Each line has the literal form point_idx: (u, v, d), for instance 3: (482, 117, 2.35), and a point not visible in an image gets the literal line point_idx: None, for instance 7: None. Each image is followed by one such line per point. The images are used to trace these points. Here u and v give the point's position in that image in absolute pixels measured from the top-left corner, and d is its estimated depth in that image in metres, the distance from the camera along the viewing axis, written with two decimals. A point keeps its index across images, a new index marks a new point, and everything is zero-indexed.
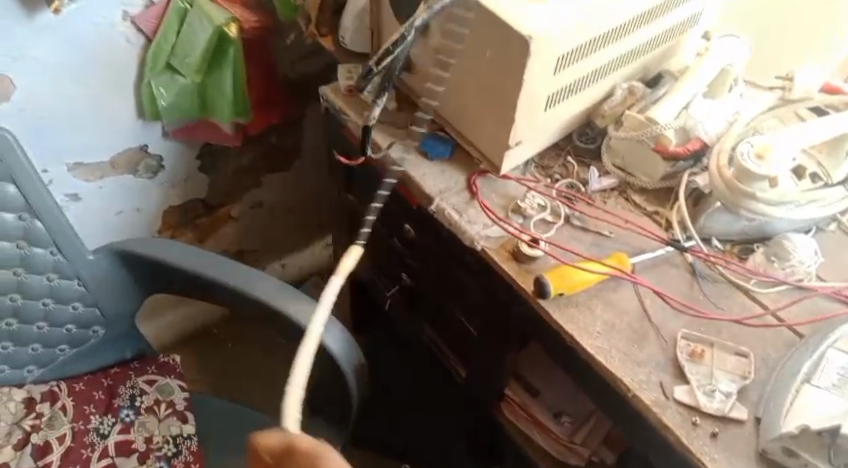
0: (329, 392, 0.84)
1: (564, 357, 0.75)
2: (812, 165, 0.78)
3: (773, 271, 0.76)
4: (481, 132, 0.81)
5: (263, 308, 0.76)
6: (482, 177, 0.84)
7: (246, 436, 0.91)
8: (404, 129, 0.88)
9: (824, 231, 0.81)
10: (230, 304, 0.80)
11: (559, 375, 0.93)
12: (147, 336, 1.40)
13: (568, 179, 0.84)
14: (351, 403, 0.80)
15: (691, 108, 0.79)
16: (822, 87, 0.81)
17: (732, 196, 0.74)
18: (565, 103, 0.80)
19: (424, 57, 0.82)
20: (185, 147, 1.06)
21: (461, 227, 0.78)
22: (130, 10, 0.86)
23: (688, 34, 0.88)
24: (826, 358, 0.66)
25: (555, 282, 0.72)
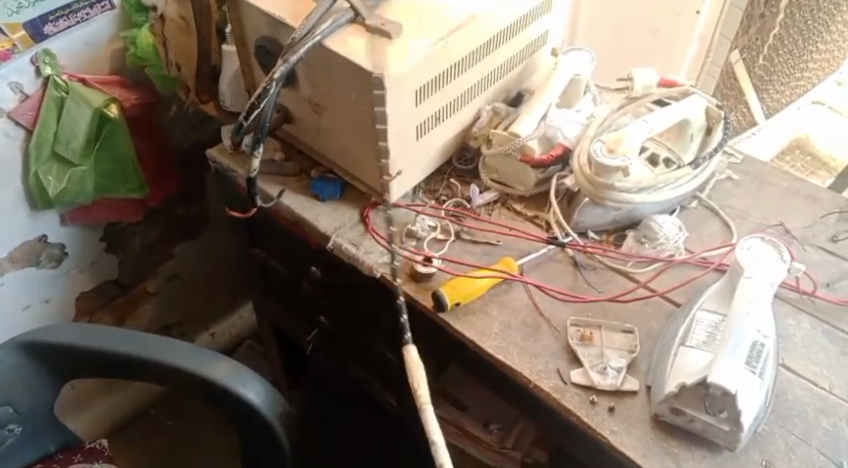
0: (258, 456, 0.84)
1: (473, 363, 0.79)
2: (663, 151, 0.86)
3: (645, 251, 0.83)
4: (362, 167, 0.88)
5: (177, 374, 0.78)
6: (374, 208, 0.90)
7: None
8: (294, 176, 0.94)
9: (687, 209, 0.89)
10: (144, 378, 0.81)
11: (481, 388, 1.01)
12: (78, 429, 1.36)
13: (454, 198, 0.92)
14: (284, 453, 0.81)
15: (548, 118, 0.89)
16: (660, 82, 0.94)
17: (596, 191, 0.81)
18: (436, 130, 0.88)
19: (300, 107, 0.88)
20: (87, 230, 1.09)
21: (359, 258, 0.84)
22: (3, 107, 0.87)
23: (539, 53, 1.00)
24: (696, 320, 0.72)
25: (450, 293, 0.77)
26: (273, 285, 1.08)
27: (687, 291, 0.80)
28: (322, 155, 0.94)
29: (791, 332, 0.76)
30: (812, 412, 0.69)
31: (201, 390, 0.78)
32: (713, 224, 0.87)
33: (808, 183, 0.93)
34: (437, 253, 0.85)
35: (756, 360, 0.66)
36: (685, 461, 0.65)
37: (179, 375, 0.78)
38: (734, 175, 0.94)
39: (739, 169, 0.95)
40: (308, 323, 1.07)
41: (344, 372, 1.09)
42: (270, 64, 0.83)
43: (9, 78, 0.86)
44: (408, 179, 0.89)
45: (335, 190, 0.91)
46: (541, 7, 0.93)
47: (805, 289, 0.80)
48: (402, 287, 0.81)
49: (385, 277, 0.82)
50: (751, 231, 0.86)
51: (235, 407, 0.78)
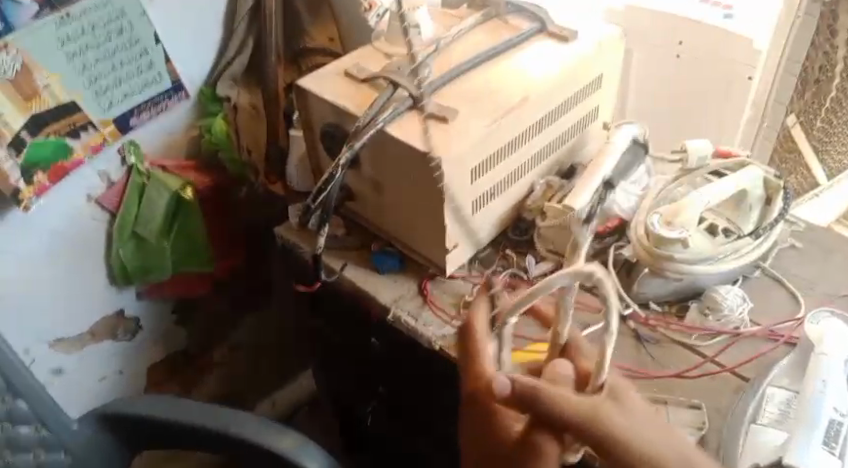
0: None
1: None
2: (722, 221, 0.86)
3: (708, 324, 0.82)
4: (423, 241, 0.90)
5: (241, 445, 0.80)
6: (431, 279, 0.93)
7: None
8: (354, 250, 0.98)
9: (750, 278, 0.88)
10: (209, 448, 0.84)
11: None
12: None
13: (510, 269, 0.94)
14: None
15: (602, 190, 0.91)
16: (714, 153, 0.95)
17: (655, 262, 0.82)
18: (490, 205, 0.91)
19: (360, 186, 0.93)
20: (160, 304, 1.15)
21: (418, 330, 0.86)
22: (92, 193, 0.96)
23: (589, 128, 1.03)
24: (766, 396, 0.72)
25: None
26: (329, 357, 1.11)
27: (757, 366, 0.77)
28: (382, 230, 0.97)
29: None
30: None
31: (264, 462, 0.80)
32: (779, 295, 0.85)
33: None
34: None
35: (836, 440, 0.62)
36: None
37: (243, 446, 0.80)
38: (798, 242, 0.92)
39: (803, 237, 0.93)
40: (367, 393, 1.09)
41: (401, 440, 1.10)
42: (334, 147, 0.88)
43: (98, 167, 0.94)
44: (465, 252, 0.92)
45: (394, 263, 0.94)
46: (589, 85, 0.96)
47: None
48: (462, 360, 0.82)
49: (444, 349, 0.83)
50: (819, 303, 0.84)
51: None
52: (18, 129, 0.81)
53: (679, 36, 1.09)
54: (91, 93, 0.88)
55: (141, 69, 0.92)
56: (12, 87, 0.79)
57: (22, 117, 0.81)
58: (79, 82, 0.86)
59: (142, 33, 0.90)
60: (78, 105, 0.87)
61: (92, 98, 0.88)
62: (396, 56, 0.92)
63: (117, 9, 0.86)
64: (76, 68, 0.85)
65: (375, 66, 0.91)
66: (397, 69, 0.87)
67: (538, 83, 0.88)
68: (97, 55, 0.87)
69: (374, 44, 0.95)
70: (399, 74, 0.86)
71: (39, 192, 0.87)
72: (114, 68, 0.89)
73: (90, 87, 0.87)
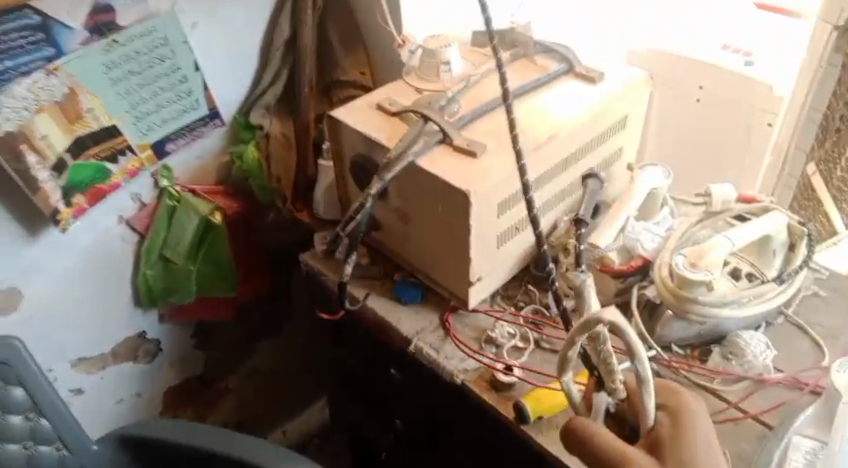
0: None
1: None
2: (745, 266, 0.87)
3: (731, 368, 0.82)
4: (449, 275, 0.91)
5: None
6: (453, 312, 0.93)
7: None
8: (377, 281, 0.98)
9: (773, 324, 0.88)
10: None
11: None
12: None
13: (532, 305, 0.94)
14: None
15: (626, 230, 0.92)
16: (739, 197, 0.96)
17: (679, 304, 0.82)
18: (514, 240, 0.92)
19: (387, 217, 0.94)
20: (180, 328, 1.16)
21: (440, 363, 0.86)
22: (123, 215, 0.98)
23: (613, 168, 1.04)
24: (792, 445, 0.71)
25: (533, 406, 0.78)
26: (348, 383, 1.11)
27: (781, 413, 0.77)
28: (405, 260, 0.98)
29: None
30: None
31: None
32: (802, 342, 0.85)
33: None
34: (517, 362, 0.86)
35: None
36: None
37: None
38: (821, 290, 0.93)
39: (826, 285, 0.93)
40: (382, 425, 1.09)
41: None
42: (364, 177, 0.90)
43: (132, 190, 0.97)
44: (488, 285, 0.92)
45: (417, 294, 0.94)
46: (615, 126, 0.98)
47: None
48: (484, 396, 0.82)
49: (466, 383, 0.84)
50: (844, 351, 0.84)
51: None
52: (61, 152, 0.83)
53: (700, 81, 1.11)
54: (131, 118, 0.90)
55: (179, 95, 0.95)
56: (57, 110, 0.81)
57: (65, 139, 0.83)
58: (120, 107, 0.88)
59: (183, 61, 0.93)
60: (118, 129, 0.89)
61: (132, 123, 0.91)
62: (427, 91, 0.94)
63: (161, 38, 0.89)
64: (118, 93, 0.88)
65: (407, 100, 0.92)
66: (428, 104, 0.89)
67: (567, 122, 0.89)
68: (139, 81, 0.89)
69: (405, 79, 0.97)
70: (430, 110, 0.87)
71: (77, 213, 0.89)
72: (154, 94, 0.91)
73: (130, 111, 0.90)
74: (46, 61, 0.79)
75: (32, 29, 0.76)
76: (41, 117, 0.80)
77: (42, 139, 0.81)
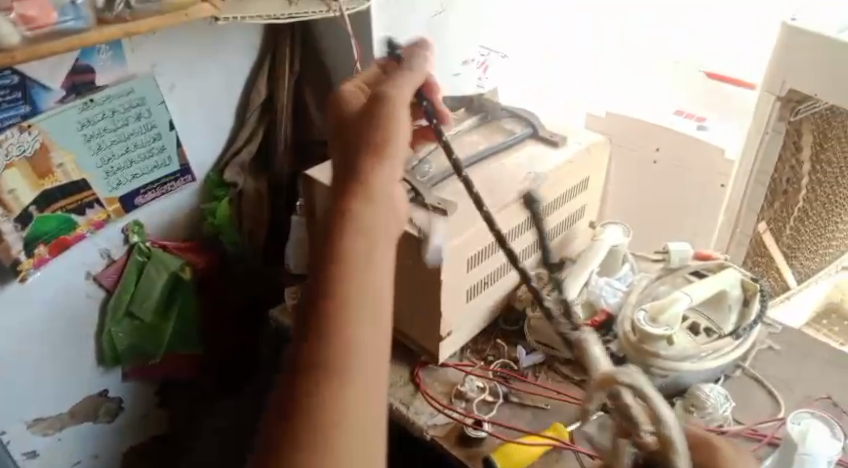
0: None
1: None
2: (704, 320, 0.91)
3: (694, 420, 0.84)
4: (421, 330, 0.92)
5: None
6: (424, 367, 0.95)
7: None
8: None
9: (731, 377, 0.91)
10: None
11: None
12: None
13: (501, 359, 0.96)
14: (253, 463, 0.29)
15: (590, 284, 0.96)
16: (696, 254, 1.01)
17: (640, 358, 0.85)
18: (483, 295, 0.94)
19: None
20: (144, 386, 1.14)
21: (410, 417, 0.87)
22: (91, 270, 0.97)
23: (577, 225, 1.08)
24: None
25: (502, 460, 0.78)
26: None
27: None
28: None
29: None
30: None
31: None
32: (760, 394, 0.89)
33: None
34: (486, 416, 0.87)
35: None
36: None
37: None
38: (776, 344, 0.96)
39: (781, 339, 0.97)
40: None
41: None
42: None
43: (100, 243, 0.96)
44: (458, 339, 0.94)
45: None
46: (577, 186, 1.03)
47: None
48: (452, 450, 0.82)
49: (436, 439, 0.84)
50: (799, 403, 0.87)
51: None
52: (27, 205, 0.85)
53: (657, 143, 1.18)
54: (102, 173, 0.92)
55: (152, 152, 0.96)
56: (27, 166, 0.83)
57: (34, 193, 0.85)
58: (92, 162, 0.90)
59: (158, 119, 0.95)
60: (87, 183, 0.90)
61: (102, 178, 0.92)
62: None
63: (137, 97, 0.91)
64: (91, 149, 0.89)
65: None
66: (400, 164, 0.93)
67: (531, 181, 0.93)
68: (112, 138, 0.91)
69: None
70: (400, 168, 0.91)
71: (38, 264, 0.89)
72: (127, 150, 0.93)
73: (101, 167, 0.91)
74: (20, 119, 0.81)
75: (8, 88, 0.79)
76: (11, 171, 0.82)
77: (11, 193, 0.83)
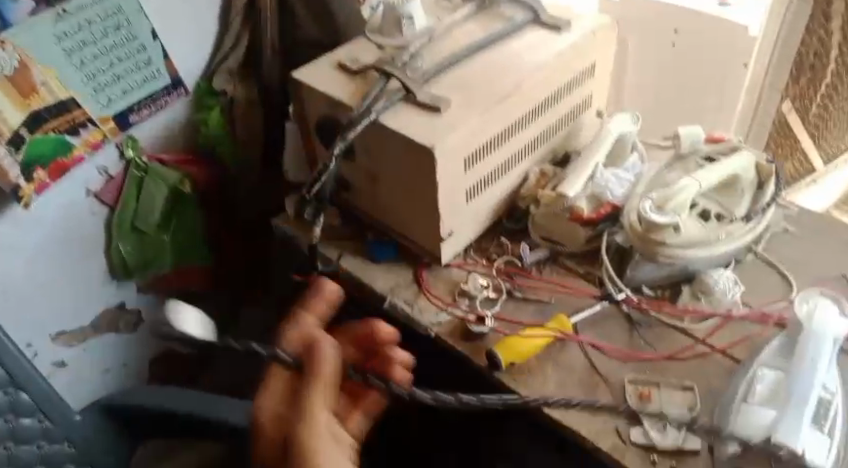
0: None
1: None
2: (714, 206, 0.87)
3: (700, 306, 0.83)
4: (423, 231, 0.91)
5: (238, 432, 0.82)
6: (427, 268, 0.94)
7: None
8: (350, 239, 0.99)
9: (742, 262, 0.89)
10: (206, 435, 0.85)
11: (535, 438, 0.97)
12: None
13: (505, 256, 0.94)
14: None
15: (595, 178, 0.92)
16: (708, 138, 0.95)
17: (646, 247, 0.83)
18: (485, 193, 0.92)
19: (355, 176, 0.94)
20: (160, 298, 1.18)
21: (415, 317, 0.87)
22: (91, 188, 0.98)
23: (582, 115, 1.04)
24: (758, 377, 0.70)
25: (505, 353, 0.78)
26: None
27: (748, 347, 0.78)
28: (376, 218, 0.98)
29: None
30: None
31: None
32: (771, 278, 0.86)
33: None
34: (491, 311, 0.86)
35: (824, 418, 0.64)
36: None
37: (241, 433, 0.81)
38: (791, 226, 0.93)
39: (796, 221, 0.94)
40: None
41: None
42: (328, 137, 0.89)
43: (97, 162, 0.96)
44: (460, 238, 0.92)
45: (390, 251, 0.95)
46: (582, 74, 0.97)
47: None
48: (457, 346, 0.83)
49: (440, 337, 0.84)
50: (812, 285, 0.85)
51: None
52: (18, 126, 0.82)
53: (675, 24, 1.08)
54: (90, 91, 0.90)
55: (138, 65, 0.94)
56: (10, 86, 0.80)
57: (21, 115, 0.82)
58: (77, 78, 0.88)
59: (139, 29, 0.92)
60: (77, 102, 0.89)
61: (92, 95, 0.90)
62: (389, 48, 0.93)
63: (113, 6, 0.88)
64: (74, 64, 0.87)
65: (370, 58, 0.92)
66: (391, 61, 0.88)
67: (531, 71, 0.88)
68: (94, 52, 0.88)
69: (368, 36, 0.96)
70: (392, 66, 0.87)
71: (39, 189, 0.89)
72: (112, 64, 0.91)
73: (88, 84, 0.89)
74: None
75: None
76: None
77: None
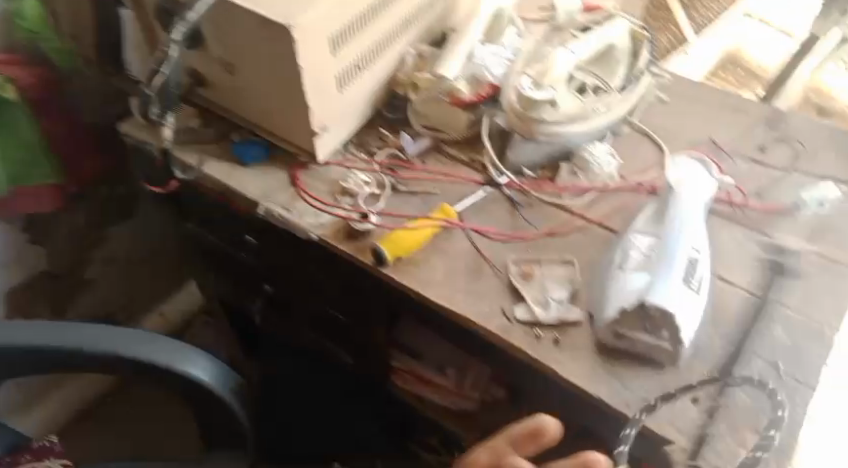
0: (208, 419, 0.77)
1: (434, 320, 0.78)
2: (591, 79, 0.85)
3: (579, 182, 0.83)
4: (293, 126, 0.84)
5: (97, 359, 0.70)
6: (304, 169, 0.86)
7: None
8: (212, 142, 0.89)
9: (618, 135, 0.89)
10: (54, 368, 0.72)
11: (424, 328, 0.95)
12: (25, 427, 1.25)
13: (387, 149, 0.89)
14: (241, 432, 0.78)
15: (475, 58, 0.87)
16: (583, 8, 0.94)
17: (526, 127, 0.80)
18: (358, 81, 0.85)
19: (211, 68, 0.85)
20: (5, 224, 1.05)
21: (293, 222, 0.80)
22: None
23: None
24: (630, 244, 0.71)
25: (391, 248, 0.75)
26: (211, 257, 1.06)
27: (624, 217, 0.80)
28: (242, 117, 0.89)
29: (725, 244, 0.76)
30: (745, 319, 0.69)
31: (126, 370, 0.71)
32: (646, 148, 0.87)
33: (734, 98, 0.93)
34: (374, 208, 0.81)
35: (693, 276, 0.66)
36: (628, 378, 0.66)
37: (101, 359, 0.70)
38: (664, 95, 0.94)
39: (668, 91, 0.95)
40: (252, 292, 1.07)
41: (298, 335, 1.06)
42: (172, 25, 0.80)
43: None
44: (336, 132, 0.86)
45: (260, 151, 0.87)
46: None
47: (739, 202, 0.80)
48: (340, 247, 0.78)
49: (323, 239, 0.79)
50: (683, 151, 0.86)
51: (165, 381, 0.72)
52: None
53: None
54: None
55: None
56: None
57: None
58: None
59: None
60: None
61: None
62: None
63: None
64: None
65: None
66: None
67: None
68: None
69: None
70: None
71: None
72: None
73: None
74: None
75: None
76: None
77: None
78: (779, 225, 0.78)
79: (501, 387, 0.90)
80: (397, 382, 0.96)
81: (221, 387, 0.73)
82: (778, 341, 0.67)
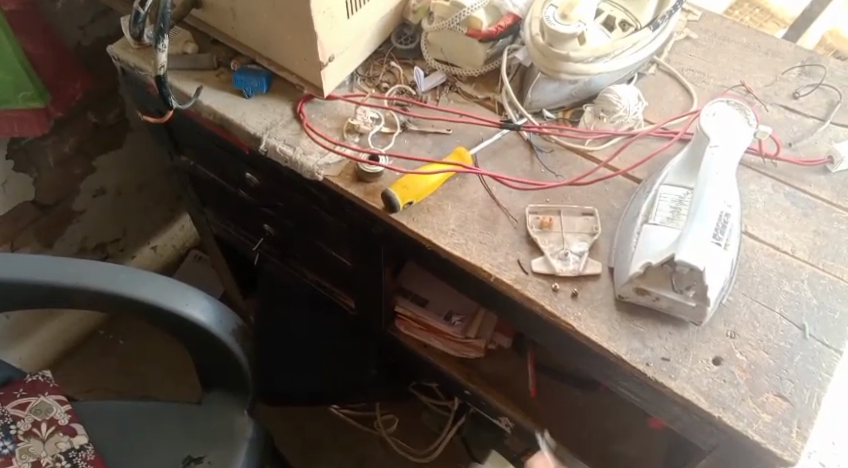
0: (208, 363, 0.75)
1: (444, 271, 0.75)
2: (619, 13, 0.79)
3: (604, 127, 0.78)
4: (296, 56, 0.77)
5: (93, 297, 0.66)
6: (309, 102, 0.80)
7: (159, 420, 0.80)
8: (211, 69, 0.83)
9: (645, 76, 0.84)
10: (43, 304, 0.68)
11: (431, 277, 0.95)
12: (14, 359, 1.23)
13: (397, 85, 0.82)
14: (245, 378, 0.76)
15: None
16: None
17: (550, 64, 0.75)
18: (366, 9, 0.78)
19: None
20: None
21: (297, 161, 0.75)
22: None
23: None
24: (660, 196, 0.67)
25: (401, 194, 0.70)
26: (208, 193, 1.01)
27: (649, 167, 0.75)
28: (239, 43, 0.83)
29: (753, 198, 0.73)
30: (775, 278, 0.67)
31: (127, 310, 0.67)
32: (673, 91, 0.82)
33: (768, 38, 0.88)
34: (382, 149, 0.76)
35: (723, 232, 0.62)
36: (649, 337, 0.64)
37: (102, 297, 0.66)
38: (694, 34, 0.88)
39: (696, 29, 0.89)
40: (252, 232, 1.03)
41: (300, 277, 1.03)
42: None
43: None
44: (343, 64, 0.80)
45: (261, 83, 0.80)
46: None
47: (768, 152, 0.77)
48: (348, 189, 0.73)
49: (329, 180, 0.74)
50: (712, 95, 0.82)
51: (166, 323, 0.68)
52: None
53: None
54: None
55: None
56: None
57: None
58: None
59: None
60: None
61: None
62: None
63: None
64: None
65: None
66: None
67: None
68: None
69: None
70: None
71: None
72: None
73: None
74: None
75: None
76: None
77: None
78: (810, 179, 0.75)
79: (507, 337, 0.92)
80: (401, 328, 0.95)
81: (221, 329, 0.70)
82: (808, 301, 0.66)
